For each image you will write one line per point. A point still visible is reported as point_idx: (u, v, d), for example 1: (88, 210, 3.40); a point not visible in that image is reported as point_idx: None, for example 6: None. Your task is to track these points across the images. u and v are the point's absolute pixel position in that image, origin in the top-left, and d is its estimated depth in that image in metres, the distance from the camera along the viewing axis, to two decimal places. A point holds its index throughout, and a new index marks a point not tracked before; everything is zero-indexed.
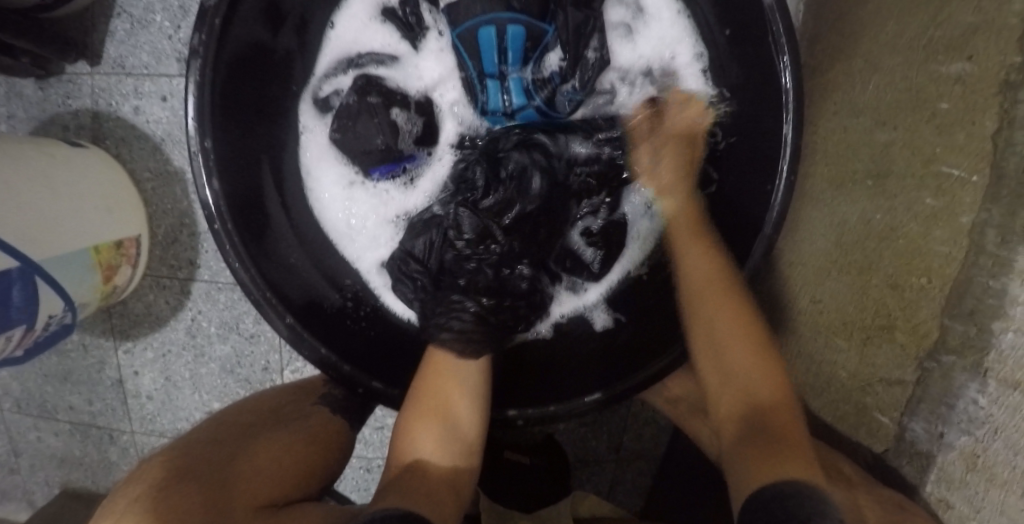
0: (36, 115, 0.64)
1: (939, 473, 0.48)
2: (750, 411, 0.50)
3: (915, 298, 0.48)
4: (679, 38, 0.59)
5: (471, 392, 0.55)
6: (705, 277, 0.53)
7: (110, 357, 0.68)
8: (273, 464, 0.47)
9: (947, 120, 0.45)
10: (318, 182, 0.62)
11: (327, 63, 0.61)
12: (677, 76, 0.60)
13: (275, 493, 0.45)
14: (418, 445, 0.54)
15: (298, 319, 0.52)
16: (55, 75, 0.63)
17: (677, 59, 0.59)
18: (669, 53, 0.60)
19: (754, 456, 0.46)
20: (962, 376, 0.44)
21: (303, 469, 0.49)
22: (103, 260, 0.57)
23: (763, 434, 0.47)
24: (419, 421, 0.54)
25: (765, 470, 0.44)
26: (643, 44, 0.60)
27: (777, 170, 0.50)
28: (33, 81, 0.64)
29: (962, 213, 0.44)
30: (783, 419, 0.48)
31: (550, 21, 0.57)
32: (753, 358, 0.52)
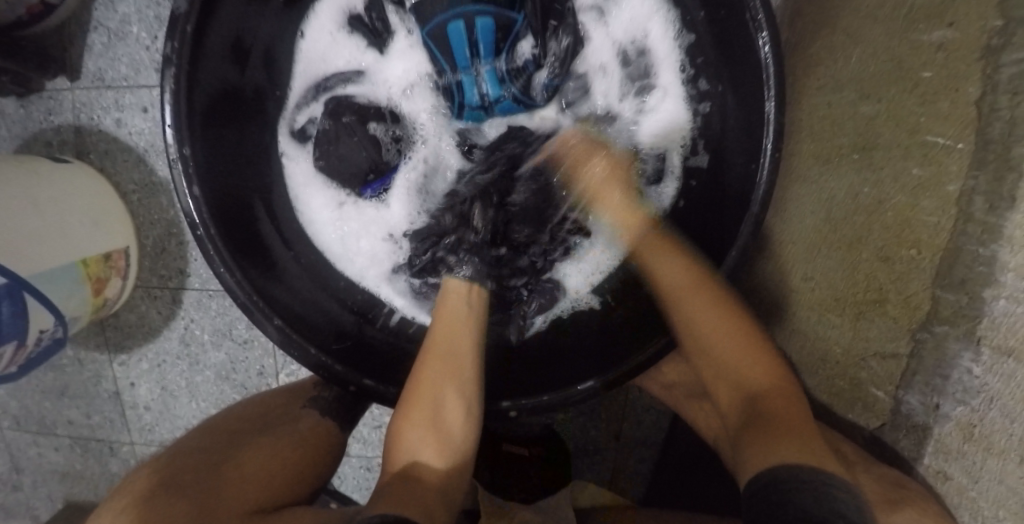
0: (18, 133, 0.64)
1: (936, 445, 0.47)
2: (753, 407, 0.49)
3: (906, 270, 0.48)
4: (649, 14, 0.58)
5: (470, 383, 0.53)
6: (679, 280, 0.53)
7: (106, 371, 0.68)
8: (262, 468, 0.47)
9: (930, 88, 0.45)
10: (307, 206, 0.61)
11: (298, 92, 0.61)
12: (652, 51, 0.59)
13: (267, 497, 0.45)
14: (413, 443, 0.51)
15: (288, 322, 0.52)
16: (34, 91, 0.63)
17: (649, 36, 0.58)
18: (640, 32, 0.59)
19: (749, 440, 0.47)
20: (955, 346, 0.44)
21: (295, 470, 0.49)
22: (92, 273, 0.57)
23: (756, 425, 0.47)
24: (414, 413, 0.51)
25: (760, 453, 0.45)
26: (616, 24, 0.59)
27: (761, 147, 0.50)
28: (12, 100, 0.64)
29: (948, 181, 0.44)
30: (775, 405, 0.48)
31: (520, 9, 0.56)
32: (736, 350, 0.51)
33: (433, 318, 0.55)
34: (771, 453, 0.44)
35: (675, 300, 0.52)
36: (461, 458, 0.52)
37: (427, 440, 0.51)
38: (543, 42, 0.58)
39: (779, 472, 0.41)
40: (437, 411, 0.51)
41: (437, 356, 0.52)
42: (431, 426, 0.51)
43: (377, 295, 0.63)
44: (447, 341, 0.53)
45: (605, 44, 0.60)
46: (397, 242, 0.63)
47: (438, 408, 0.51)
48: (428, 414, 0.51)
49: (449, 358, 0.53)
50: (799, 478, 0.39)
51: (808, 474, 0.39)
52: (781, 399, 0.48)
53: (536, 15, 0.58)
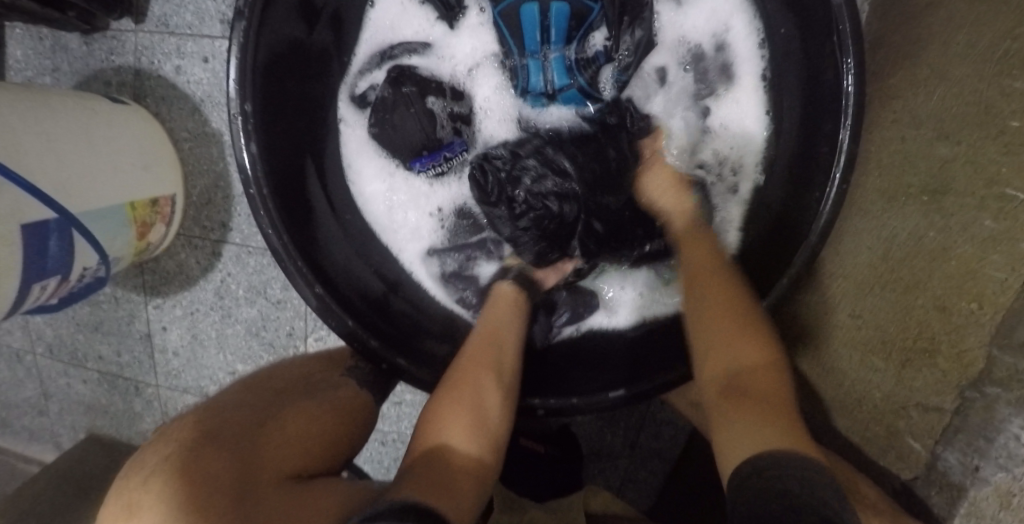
0: (80, 69, 0.65)
1: (969, 507, 0.46)
2: (735, 385, 0.46)
3: (962, 323, 0.46)
4: (734, 10, 0.56)
5: (505, 373, 0.53)
6: (704, 259, 0.54)
7: (140, 312, 0.69)
8: (302, 432, 0.47)
9: (1015, 139, 0.43)
10: (359, 172, 0.62)
11: (363, 58, 0.61)
12: (731, 49, 0.57)
13: (302, 460, 0.45)
14: (446, 429, 0.49)
15: (328, 290, 0.52)
16: (100, 30, 0.63)
17: (731, 31, 0.57)
18: (722, 25, 0.57)
19: (727, 414, 0.45)
20: (1005, 409, 0.43)
21: (329, 436, 0.49)
22: (139, 217, 0.58)
23: (739, 400, 0.45)
24: (449, 401, 0.50)
25: (739, 435, 0.42)
26: (695, 15, 0.57)
27: (829, 177, 0.48)
28: (79, 35, 0.64)
29: (1021, 238, 0.42)
30: (756, 381, 0.45)
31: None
32: (735, 336, 0.48)
33: (486, 310, 0.58)
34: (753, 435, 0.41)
35: (704, 280, 0.53)
36: (494, 445, 0.50)
37: (463, 426, 0.49)
38: (617, 34, 0.57)
39: (761, 462, 0.38)
40: (477, 398, 0.50)
41: (478, 346, 0.54)
42: (467, 413, 0.49)
43: (412, 274, 0.64)
44: (489, 333, 0.55)
45: (684, 39, 0.58)
46: (441, 219, 0.63)
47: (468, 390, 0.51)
48: (472, 402, 0.50)
49: (484, 348, 0.54)
50: (788, 469, 0.37)
51: (790, 465, 0.37)
52: (768, 379, 0.45)
53: (613, 4, 0.56)
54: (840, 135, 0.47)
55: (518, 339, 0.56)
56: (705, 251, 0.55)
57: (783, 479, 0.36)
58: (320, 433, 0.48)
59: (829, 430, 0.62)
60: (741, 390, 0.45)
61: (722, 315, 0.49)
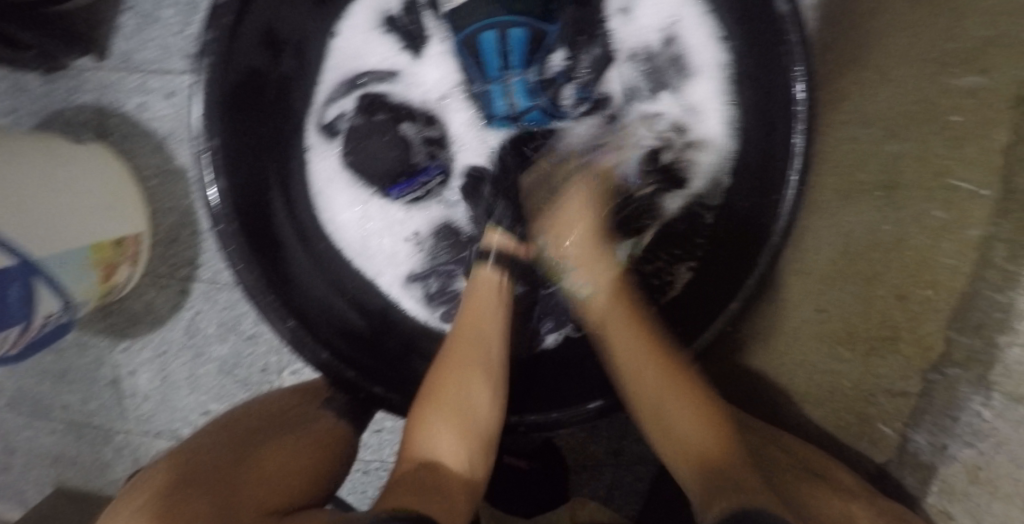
0: (39, 110, 0.63)
1: (942, 484, 0.47)
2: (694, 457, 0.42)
3: (921, 312, 0.48)
4: (681, 4, 0.60)
5: (494, 370, 0.52)
6: (611, 313, 0.53)
7: (107, 355, 0.67)
8: (284, 468, 0.45)
9: (959, 132, 0.46)
10: (330, 203, 0.62)
11: (331, 86, 0.62)
12: (685, 52, 0.60)
13: (287, 489, 0.44)
14: (432, 433, 0.48)
15: (302, 323, 0.52)
16: (60, 71, 0.62)
17: (680, 23, 0.60)
18: (670, 21, 0.60)
19: (700, 485, 0.40)
20: (967, 389, 0.44)
21: (311, 466, 0.47)
22: (104, 259, 0.56)
23: (708, 470, 0.40)
24: (438, 404, 0.50)
25: (705, 494, 0.38)
26: (646, 19, 0.61)
27: (786, 180, 0.50)
28: (37, 75, 0.63)
29: (972, 226, 0.44)
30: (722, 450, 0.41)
31: (553, 21, 0.57)
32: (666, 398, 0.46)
33: (466, 296, 0.56)
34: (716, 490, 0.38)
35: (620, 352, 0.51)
36: (484, 444, 0.49)
37: (450, 430, 0.48)
38: (575, 54, 0.60)
39: (736, 516, 0.34)
40: (462, 401, 0.50)
41: (463, 345, 0.52)
42: (455, 415, 0.49)
43: (391, 298, 0.63)
44: (473, 328, 0.53)
45: (636, 49, 0.61)
46: (418, 243, 0.63)
47: (456, 390, 0.50)
48: (456, 403, 0.49)
49: (469, 345, 0.52)
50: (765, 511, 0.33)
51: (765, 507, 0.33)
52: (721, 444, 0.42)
53: (568, 26, 0.59)
54: (795, 141, 0.50)
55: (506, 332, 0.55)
56: (608, 304, 0.53)
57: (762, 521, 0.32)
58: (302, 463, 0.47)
59: (804, 424, 0.64)
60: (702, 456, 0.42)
61: (649, 384, 0.48)
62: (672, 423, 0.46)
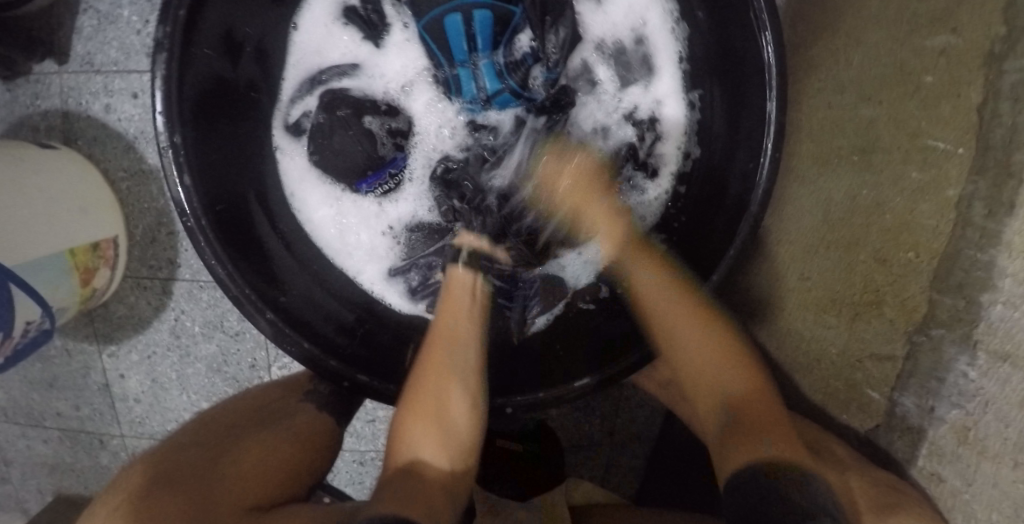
0: (5, 117, 0.62)
1: (930, 447, 0.47)
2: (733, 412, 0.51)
3: (903, 274, 0.50)
4: (648, 3, 0.59)
5: (468, 373, 0.52)
6: (643, 276, 0.56)
7: (94, 362, 0.66)
8: (263, 460, 0.46)
9: (931, 93, 0.48)
10: (304, 202, 0.62)
11: (293, 86, 0.61)
12: (648, 41, 0.60)
13: (266, 487, 0.44)
14: (413, 440, 0.50)
15: (281, 316, 0.52)
16: (21, 74, 0.61)
17: (648, 25, 0.59)
18: (639, 21, 0.59)
19: (729, 437, 0.49)
20: (951, 350, 0.46)
21: (291, 461, 0.47)
22: (81, 263, 0.56)
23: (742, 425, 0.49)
24: (415, 413, 0.51)
25: (733, 447, 0.47)
26: (615, 11, 0.59)
27: (762, 147, 0.50)
28: (0, 84, 0.61)
29: (948, 187, 0.47)
30: (757, 410, 0.50)
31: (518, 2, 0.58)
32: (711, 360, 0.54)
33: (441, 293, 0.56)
34: (755, 448, 0.45)
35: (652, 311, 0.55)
36: (466, 444, 0.51)
37: (429, 433, 0.50)
38: (542, 34, 0.58)
39: (755, 471, 0.42)
40: (439, 409, 0.50)
41: (438, 347, 0.52)
42: (433, 424, 0.50)
43: (374, 295, 0.63)
44: (448, 330, 0.53)
45: (606, 36, 0.60)
46: (395, 236, 0.63)
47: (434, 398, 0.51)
48: (432, 408, 0.50)
49: (441, 350, 0.52)
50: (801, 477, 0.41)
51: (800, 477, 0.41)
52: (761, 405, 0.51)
53: (535, 6, 0.58)
54: (768, 107, 0.49)
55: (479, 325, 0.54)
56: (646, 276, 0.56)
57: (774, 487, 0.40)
58: (280, 460, 0.47)
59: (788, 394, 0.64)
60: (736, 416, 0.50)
61: (694, 341, 0.54)
62: (698, 364, 0.54)
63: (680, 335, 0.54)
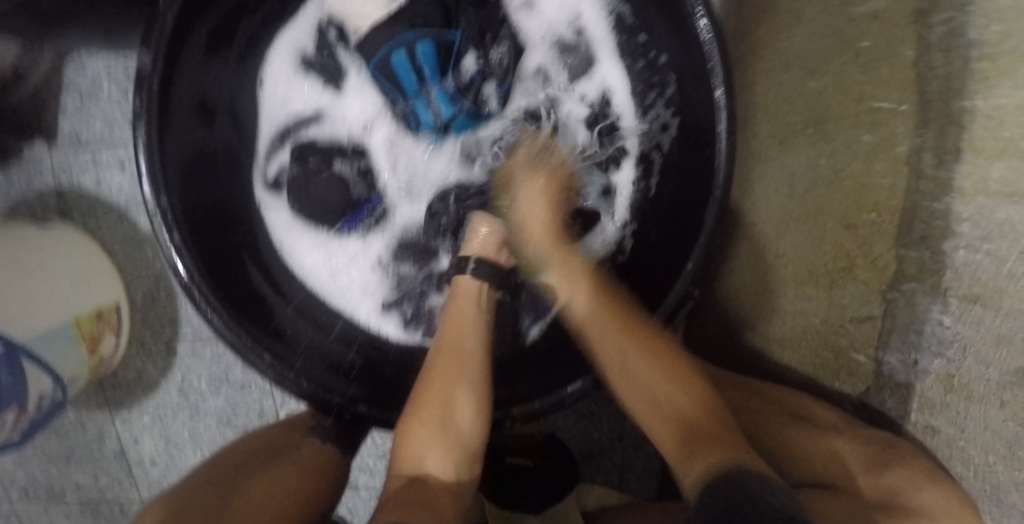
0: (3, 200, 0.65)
1: (920, 401, 0.48)
2: (682, 427, 0.46)
3: (869, 234, 0.50)
4: None
5: (477, 379, 0.53)
6: (591, 309, 0.55)
7: (109, 429, 0.68)
8: (269, 496, 0.45)
9: (869, 56, 0.50)
10: (291, 249, 0.64)
11: (265, 143, 0.64)
12: (587, 33, 0.64)
13: (281, 510, 0.45)
14: (419, 443, 0.50)
15: (278, 356, 0.53)
16: (15, 161, 0.65)
17: (583, 16, 0.63)
18: (573, 14, 0.64)
19: (684, 451, 0.44)
20: (925, 300, 0.46)
21: (302, 490, 0.48)
22: (86, 331, 0.58)
23: (693, 438, 0.45)
24: (421, 419, 0.51)
25: (692, 461, 0.43)
26: (546, 9, 0.64)
27: (717, 133, 0.53)
28: None
29: (897, 143, 0.48)
30: (705, 417, 0.46)
31: (455, 26, 0.61)
32: (657, 375, 0.50)
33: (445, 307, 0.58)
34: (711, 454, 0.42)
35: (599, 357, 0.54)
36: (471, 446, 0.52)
37: (436, 439, 0.50)
38: (485, 53, 0.62)
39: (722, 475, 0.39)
40: (446, 414, 0.51)
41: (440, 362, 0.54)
42: (439, 430, 0.50)
43: (371, 329, 0.65)
44: (456, 338, 0.55)
45: (546, 35, 0.65)
46: (384, 270, 0.66)
47: (444, 400, 0.52)
48: (439, 413, 0.51)
49: (454, 356, 0.54)
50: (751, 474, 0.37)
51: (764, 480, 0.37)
52: (700, 405, 0.47)
53: (472, 29, 0.61)
54: (716, 96, 0.52)
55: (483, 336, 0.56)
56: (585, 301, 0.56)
57: (747, 490, 0.36)
58: (290, 488, 0.47)
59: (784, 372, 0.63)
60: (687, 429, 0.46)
61: (631, 357, 0.51)
62: (651, 387, 0.50)
63: (623, 354, 0.52)
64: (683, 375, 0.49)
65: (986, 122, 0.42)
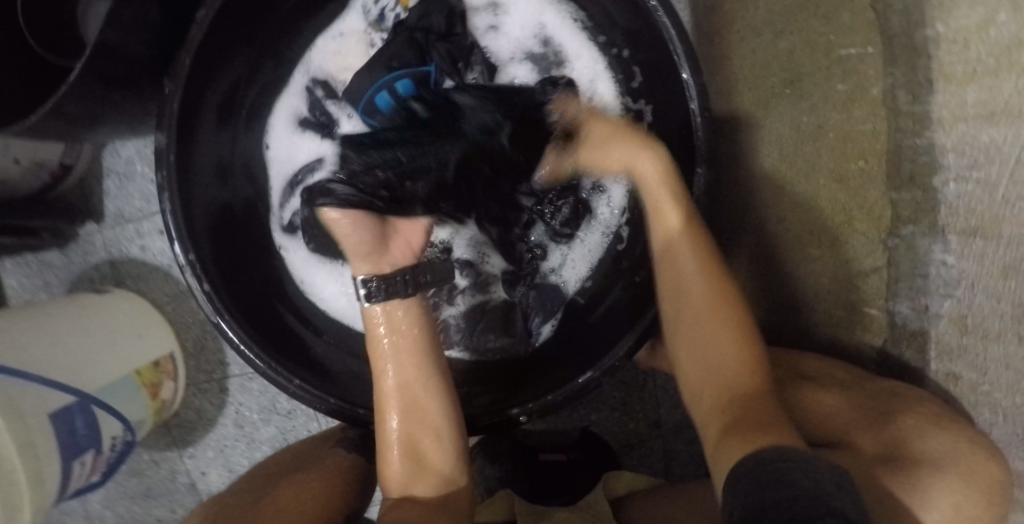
0: (66, 277, 0.72)
1: (938, 348, 0.45)
2: (722, 386, 0.47)
3: (860, 184, 0.49)
4: (542, 8, 0.65)
5: (421, 394, 0.53)
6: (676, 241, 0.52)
7: (178, 466, 0.74)
8: (297, 500, 0.50)
9: (829, 8, 0.49)
10: (312, 283, 0.70)
11: (279, 194, 0.70)
12: (556, 40, 0.65)
13: (309, 507, 0.49)
14: (397, 468, 0.52)
15: (307, 381, 0.58)
16: (69, 239, 0.72)
17: (548, 27, 0.65)
18: (537, 26, 0.65)
19: (731, 429, 0.42)
20: (924, 242, 0.44)
21: (329, 492, 0.52)
22: (147, 380, 0.66)
23: (752, 420, 0.41)
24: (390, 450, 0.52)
25: (731, 443, 0.40)
26: (512, 29, 0.66)
27: (693, 112, 0.54)
28: (55, 249, 0.72)
29: (871, 86, 0.46)
30: (752, 391, 0.45)
31: (429, 60, 0.62)
32: (716, 320, 0.50)
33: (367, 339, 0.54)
34: (756, 443, 0.38)
35: (678, 280, 0.52)
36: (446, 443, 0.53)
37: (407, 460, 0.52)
38: (460, 79, 0.64)
39: (766, 457, 0.34)
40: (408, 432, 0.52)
41: (387, 395, 0.52)
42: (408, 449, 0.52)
43: None
44: (382, 367, 0.53)
45: (516, 50, 0.66)
46: None
47: (404, 420, 0.52)
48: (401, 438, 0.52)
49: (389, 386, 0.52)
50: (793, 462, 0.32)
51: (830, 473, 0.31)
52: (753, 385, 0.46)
53: (444, 59, 0.62)
54: (684, 75, 0.53)
55: (415, 339, 0.53)
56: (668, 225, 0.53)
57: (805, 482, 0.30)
58: (320, 491, 0.52)
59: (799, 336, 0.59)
60: (722, 395, 0.47)
61: (702, 304, 0.51)
62: (699, 320, 0.51)
63: (687, 290, 0.52)
64: (745, 339, 0.49)
65: (950, 48, 0.40)
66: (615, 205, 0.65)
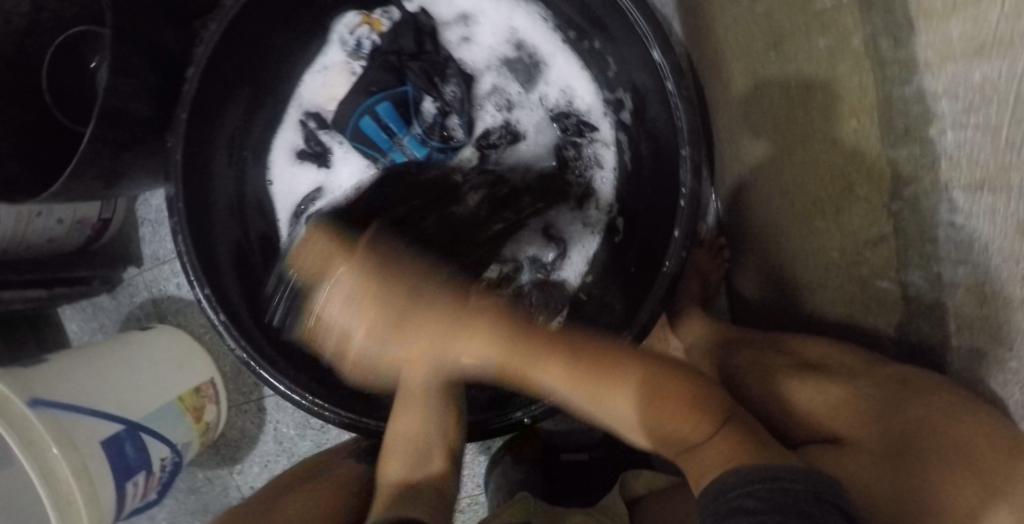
0: (117, 317, 0.80)
1: (957, 320, 0.39)
2: (672, 435, 0.47)
3: (854, 145, 0.43)
4: (511, 13, 0.66)
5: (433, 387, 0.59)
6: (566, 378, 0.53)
7: (229, 482, 0.80)
8: (305, 508, 0.52)
9: None
10: None
11: (287, 225, 0.73)
12: (527, 43, 0.67)
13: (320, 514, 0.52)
14: (398, 454, 0.56)
15: (320, 397, 0.58)
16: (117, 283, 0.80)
17: (519, 29, 0.67)
18: (508, 33, 0.67)
19: (700, 469, 0.42)
20: (930, 202, 0.38)
21: (338, 498, 0.55)
22: (189, 405, 0.71)
23: (725, 450, 0.42)
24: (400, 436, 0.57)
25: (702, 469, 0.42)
26: (484, 39, 0.68)
27: (670, 90, 0.51)
28: (105, 294, 0.80)
29: (851, 37, 0.39)
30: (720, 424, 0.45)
31: (405, 81, 0.68)
32: (644, 397, 0.50)
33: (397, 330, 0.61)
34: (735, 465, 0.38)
35: (577, 389, 0.53)
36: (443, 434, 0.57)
37: (408, 448, 0.56)
38: (438, 94, 0.69)
39: (753, 473, 0.35)
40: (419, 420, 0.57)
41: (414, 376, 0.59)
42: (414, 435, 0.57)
43: None
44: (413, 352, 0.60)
45: (492, 58, 0.69)
46: None
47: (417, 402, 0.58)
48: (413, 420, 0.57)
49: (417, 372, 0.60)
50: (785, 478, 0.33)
51: (818, 480, 0.33)
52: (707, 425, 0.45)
53: (421, 77, 0.68)
54: (655, 55, 0.51)
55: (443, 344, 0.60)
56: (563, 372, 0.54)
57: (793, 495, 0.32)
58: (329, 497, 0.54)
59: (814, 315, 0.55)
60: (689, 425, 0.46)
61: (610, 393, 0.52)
62: (618, 410, 0.51)
63: (599, 388, 0.52)
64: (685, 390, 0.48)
65: None
66: (600, 196, 0.67)
